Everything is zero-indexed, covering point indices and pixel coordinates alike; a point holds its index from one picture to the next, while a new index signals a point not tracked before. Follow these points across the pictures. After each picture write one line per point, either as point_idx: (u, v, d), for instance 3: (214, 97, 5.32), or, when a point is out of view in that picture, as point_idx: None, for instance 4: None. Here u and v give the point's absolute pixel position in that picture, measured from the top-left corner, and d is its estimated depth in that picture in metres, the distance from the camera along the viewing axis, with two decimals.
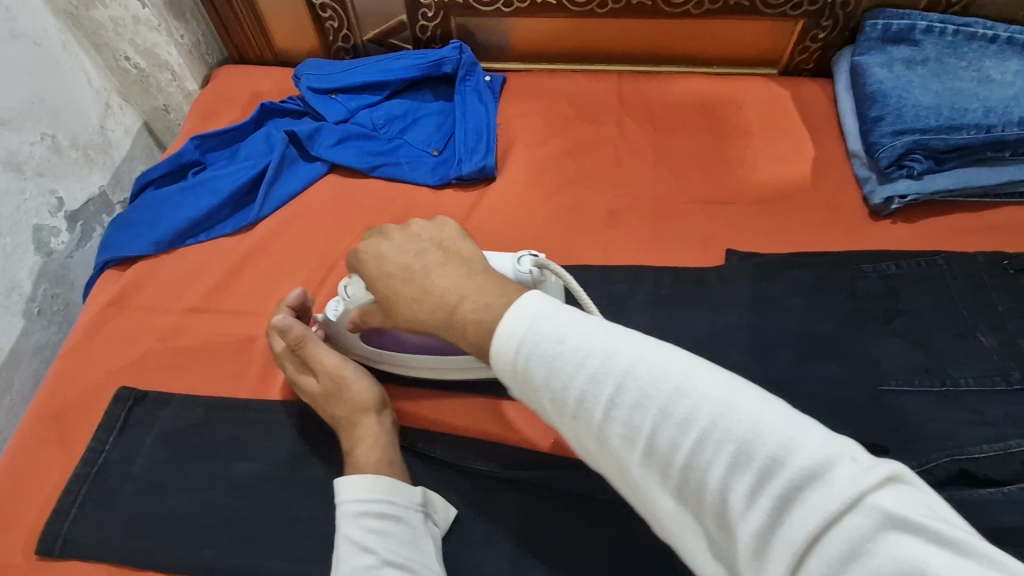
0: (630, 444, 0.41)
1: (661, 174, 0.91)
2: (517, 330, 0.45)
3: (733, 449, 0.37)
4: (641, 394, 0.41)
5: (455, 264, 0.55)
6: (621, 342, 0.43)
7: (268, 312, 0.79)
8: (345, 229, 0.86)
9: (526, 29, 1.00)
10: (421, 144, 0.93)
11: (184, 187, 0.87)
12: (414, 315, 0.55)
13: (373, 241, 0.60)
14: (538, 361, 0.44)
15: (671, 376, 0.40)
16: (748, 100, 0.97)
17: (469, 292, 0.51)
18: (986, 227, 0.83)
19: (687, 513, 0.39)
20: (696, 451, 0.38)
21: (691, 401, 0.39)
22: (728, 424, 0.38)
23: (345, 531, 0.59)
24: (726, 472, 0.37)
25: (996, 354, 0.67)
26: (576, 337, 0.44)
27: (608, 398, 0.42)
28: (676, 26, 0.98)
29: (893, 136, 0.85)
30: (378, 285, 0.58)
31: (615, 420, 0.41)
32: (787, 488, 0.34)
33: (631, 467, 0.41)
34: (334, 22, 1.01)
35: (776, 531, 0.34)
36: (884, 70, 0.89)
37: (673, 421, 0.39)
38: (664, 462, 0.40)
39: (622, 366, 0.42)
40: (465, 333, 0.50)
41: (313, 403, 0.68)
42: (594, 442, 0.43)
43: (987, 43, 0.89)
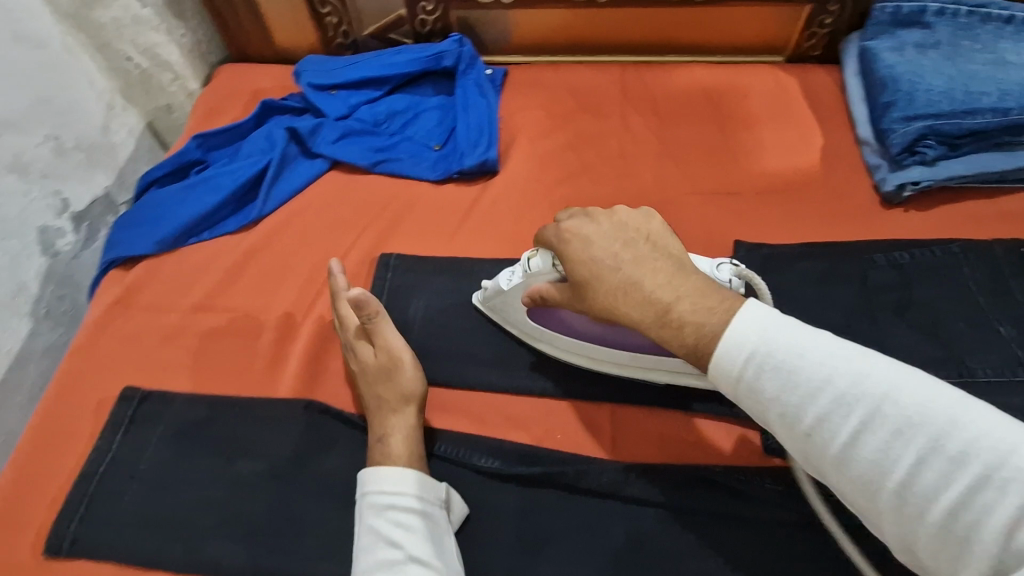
0: (881, 472, 0.40)
1: (666, 166, 0.89)
2: (752, 343, 0.45)
3: (1018, 487, 0.36)
4: (900, 425, 0.40)
5: (661, 260, 0.53)
6: (873, 366, 0.42)
7: (270, 310, 0.79)
8: (346, 226, 0.85)
9: (527, 21, 0.99)
10: (423, 139, 0.92)
11: (186, 186, 0.87)
12: (613, 307, 0.52)
13: (576, 225, 0.57)
14: (776, 378, 0.44)
15: (938, 407, 0.39)
16: (755, 89, 0.95)
17: (686, 293, 0.50)
18: (1001, 214, 0.80)
19: (947, 549, 0.38)
20: (965, 488, 0.37)
21: (962, 436, 0.38)
22: (1009, 463, 0.36)
23: (371, 522, 0.59)
24: (1004, 514, 0.36)
25: (1014, 342, 0.67)
26: (819, 358, 0.43)
27: (857, 423, 0.41)
28: (679, 15, 0.96)
29: (905, 122, 0.82)
30: (573, 268, 0.55)
31: (866, 445, 0.41)
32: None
33: (881, 494, 0.41)
34: (333, 18, 1.01)
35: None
36: (895, 55, 0.87)
37: (941, 453, 0.39)
38: (923, 494, 0.39)
39: (880, 393, 0.41)
40: (679, 333, 0.49)
41: (360, 372, 0.69)
42: (832, 466, 0.43)
43: (1003, 24, 0.86)
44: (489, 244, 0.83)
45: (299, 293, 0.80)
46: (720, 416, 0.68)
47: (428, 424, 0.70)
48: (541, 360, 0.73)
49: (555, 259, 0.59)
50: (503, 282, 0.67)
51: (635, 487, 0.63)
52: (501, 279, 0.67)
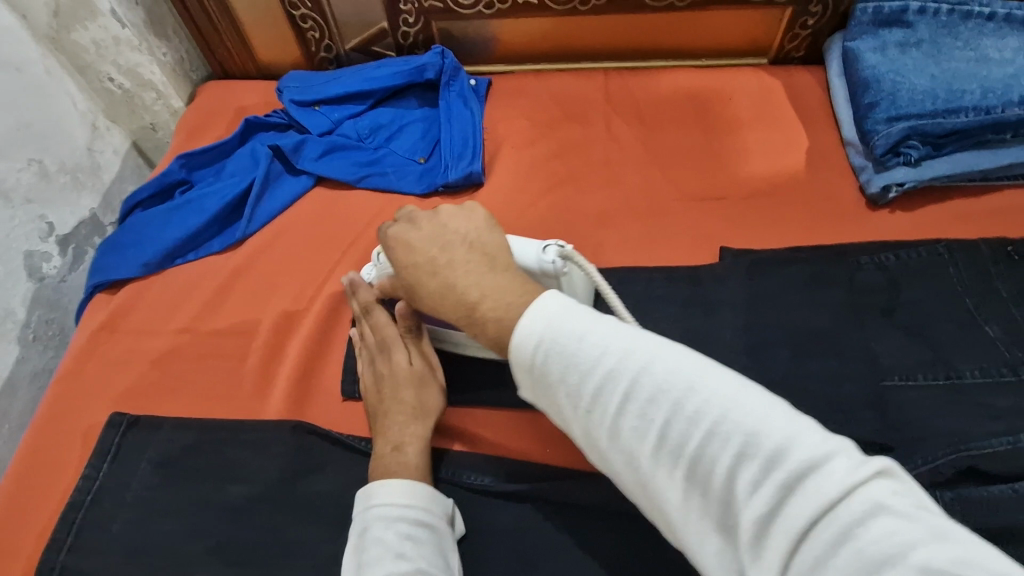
0: (641, 440, 0.41)
1: (651, 172, 0.89)
2: (537, 326, 0.45)
3: (739, 441, 0.37)
4: (654, 393, 0.41)
5: (478, 259, 0.53)
6: (635, 339, 0.43)
7: (257, 331, 0.78)
8: (333, 243, 0.85)
9: (509, 31, 0.99)
10: (407, 152, 0.92)
11: (171, 207, 0.86)
12: (436, 306, 0.54)
13: (400, 229, 0.58)
14: (555, 360, 0.44)
15: (683, 373, 0.41)
16: (739, 92, 0.95)
17: (492, 289, 0.50)
18: (986, 212, 0.80)
19: (694, 507, 0.39)
20: (704, 445, 0.39)
21: (700, 398, 0.40)
22: (734, 420, 0.38)
23: (381, 534, 0.57)
24: (732, 465, 0.37)
25: (1001, 343, 0.66)
26: (593, 336, 0.43)
27: (620, 394, 0.42)
28: (660, 21, 0.96)
29: (888, 123, 0.82)
30: (402, 272, 0.56)
31: (630, 415, 0.41)
32: (795, 478, 0.35)
33: (642, 462, 0.41)
34: (315, 33, 1.00)
35: (771, 514, 0.36)
36: (877, 55, 0.87)
37: (684, 417, 0.40)
38: (676, 456, 0.39)
39: (639, 364, 0.42)
40: (484, 330, 0.49)
41: (390, 374, 0.68)
42: (604, 438, 0.43)
43: (985, 21, 0.86)
44: None
45: (286, 313, 0.79)
46: None
47: None
48: None
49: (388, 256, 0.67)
50: (366, 273, 0.75)
51: (621, 500, 0.61)
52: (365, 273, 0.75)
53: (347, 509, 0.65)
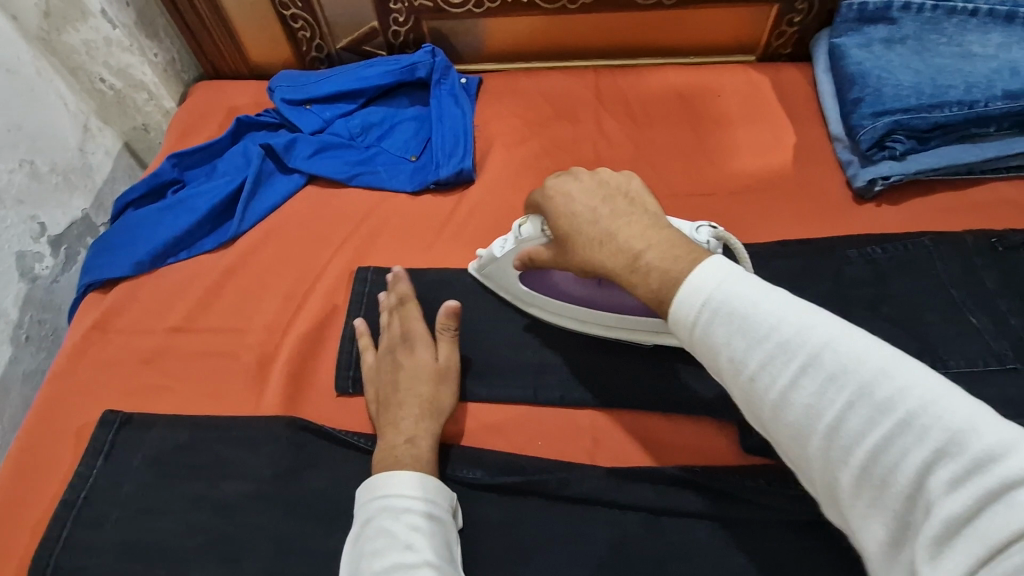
0: (813, 417, 0.40)
1: (641, 168, 0.90)
2: (709, 290, 0.45)
3: (933, 435, 0.35)
4: (837, 372, 0.39)
5: (641, 214, 0.54)
6: (822, 319, 0.42)
7: (250, 328, 0.78)
8: (325, 242, 0.85)
9: (500, 29, 1.00)
10: (399, 150, 0.92)
11: (164, 206, 0.87)
12: (595, 256, 0.55)
13: (563, 180, 0.60)
14: (724, 324, 0.44)
15: (876, 359, 0.38)
16: (727, 89, 0.96)
17: (655, 241, 0.51)
18: (972, 204, 0.81)
19: (865, 496, 0.37)
20: (890, 433, 0.36)
21: (892, 384, 0.37)
22: (930, 414, 0.36)
23: (388, 525, 0.57)
24: (922, 459, 0.35)
25: (986, 333, 0.68)
26: (773, 309, 0.43)
27: (798, 368, 0.41)
28: (649, 19, 0.97)
29: (874, 118, 0.83)
30: (559, 222, 0.58)
31: (803, 390, 0.40)
32: (1001, 487, 0.32)
33: (811, 440, 0.40)
34: (306, 32, 1.01)
35: (967, 519, 0.32)
36: (863, 51, 0.88)
37: (870, 401, 0.38)
38: (852, 439, 0.38)
39: (822, 342, 0.40)
40: (646, 280, 0.50)
41: (411, 369, 0.69)
42: (769, 413, 0.42)
43: (968, 17, 0.88)
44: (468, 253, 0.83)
45: (278, 310, 0.80)
46: (693, 416, 0.68)
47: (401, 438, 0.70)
48: (521, 368, 0.73)
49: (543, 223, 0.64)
50: (496, 249, 0.72)
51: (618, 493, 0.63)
52: (494, 247, 0.72)
53: (340, 505, 0.65)
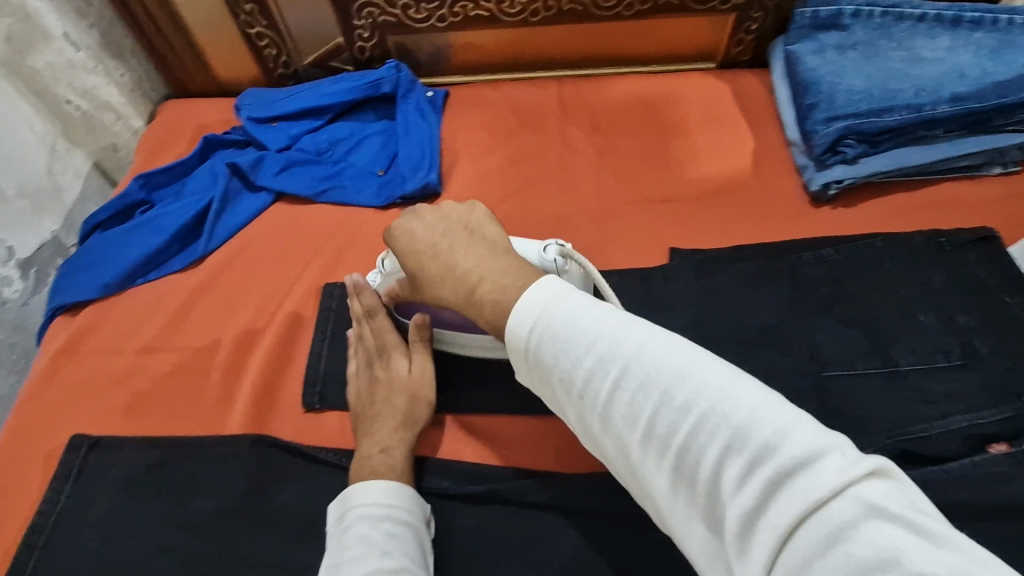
0: (631, 425, 0.42)
1: (604, 177, 0.91)
2: (533, 313, 0.48)
3: (725, 433, 0.38)
4: (645, 380, 0.42)
5: (479, 244, 0.59)
6: (630, 328, 0.45)
7: (219, 347, 0.79)
8: (294, 258, 0.86)
9: (464, 43, 1.01)
10: (366, 165, 0.93)
11: (131, 227, 0.87)
12: (438, 290, 0.60)
13: (406, 218, 0.65)
14: (550, 343, 0.47)
15: (674, 363, 0.42)
16: (688, 96, 0.98)
17: (490, 270, 0.55)
18: (924, 205, 0.84)
19: (681, 498, 0.40)
20: (692, 435, 0.39)
21: (688, 387, 0.41)
22: (722, 412, 0.39)
23: (366, 531, 0.58)
24: (718, 457, 0.38)
25: (935, 330, 0.71)
26: (586, 323, 0.46)
27: (612, 380, 0.43)
28: (609, 30, 0.99)
29: (827, 123, 0.85)
30: (407, 260, 0.62)
31: (619, 400, 0.43)
32: (780, 471, 0.36)
33: (632, 447, 0.42)
34: (272, 50, 1.02)
35: (759, 510, 0.36)
36: (816, 58, 0.90)
37: (673, 406, 0.41)
38: (664, 444, 0.40)
39: (630, 352, 0.43)
40: (482, 310, 0.54)
41: (387, 380, 0.71)
42: (597, 424, 0.45)
43: (916, 22, 0.90)
44: None
45: (247, 328, 0.80)
46: None
47: None
48: (487, 379, 0.74)
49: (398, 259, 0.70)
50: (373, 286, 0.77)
51: (579, 498, 0.64)
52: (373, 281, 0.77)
53: (309, 520, 0.66)
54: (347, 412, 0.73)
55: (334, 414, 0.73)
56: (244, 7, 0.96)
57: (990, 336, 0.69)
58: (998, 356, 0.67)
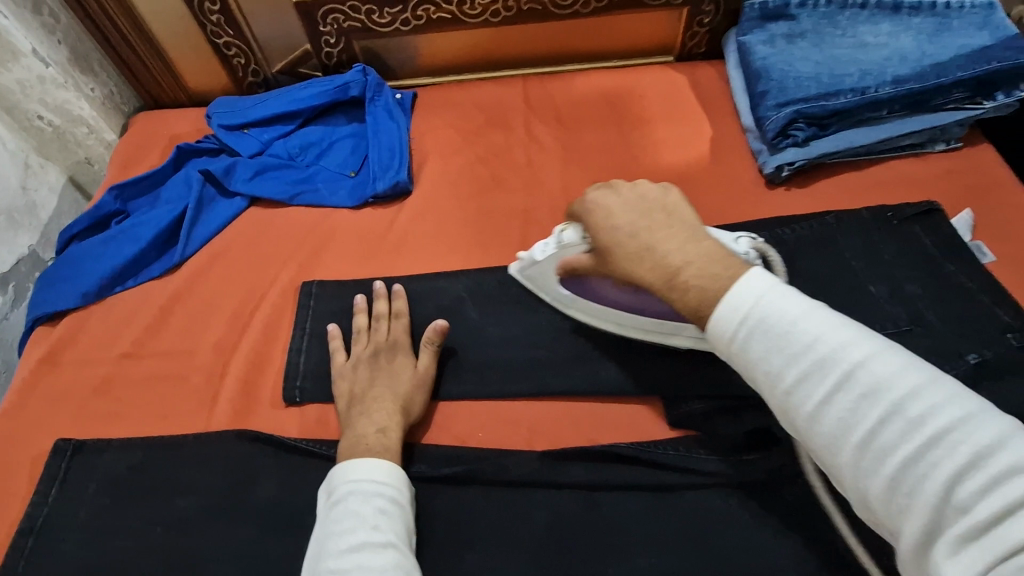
0: (847, 430, 0.45)
1: (569, 167, 0.94)
2: (751, 313, 0.50)
3: (962, 451, 0.41)
4: (873, 392, 0.45)
5: (678, 227, 0.58)
6: (860, 339, 0.47)
7: (198, 349, 0.80)
8: (270, 261, 0.88)
9: (429, 46, 1.04)
10: (338, 167, 0.95)
11: (108, 237, 0.89)
12: (630, 270, 0.58)
13: (595, 191, 0.62)
14: (763, 343, 0.50)
15: (906, 380, 0.44)
16: (648, 88, 1.02)
17: (695, 259, 0.55)
18: (873, 183, 0.88)
19: (895, 502, 0.43)
20: (922, 448, 0.42)
21: (919, 403, 0.43)
22: (960, 432, 0.41)
23: (358, 506, 0.59)
24: (949, 471, 0.41)
25: (882, 300, 0.75)
26: (811, 329, 0.48)
27: (833, 387, 0.46)
28: (569, 27, 1.03)
29: (778, 109, 0.89)
30: (597, 236, 0.61)
31: (837, 406, 0.46)
32: (1020, 495, 0.38)
33: (846, 450, 0.46)
34: (240, 59, 1.04)
35: (989, 524, 0.38)
36: (766, 47, 0.94)
37: (904, 417, 0.43)
38: (883, 451, 0.44)
39: (857, 363, 0.46)
40: (685, 297, 0.54)
41: (390, 371, 0.73)
42: (805, 426, 0.48)
43: (859, 9, 0.94)
44: (410, 261, 0.86)
45: (226, 329, 0.82)
46: (624, 398, 0.72)
47: None
48: (462, 366, 0.76)
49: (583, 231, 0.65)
50: (536, 253, 0.73)
51: (558, 474, 0.67)
52: (533, 252, 0.73)
53: (292, 510, 0.68)
54: (326, 404, 0.75)
55: (313, 407, 0.75)
56: (210, 17, 0.98)
57: (932, 305, 0.74)
58: (940, 322, 0.72)
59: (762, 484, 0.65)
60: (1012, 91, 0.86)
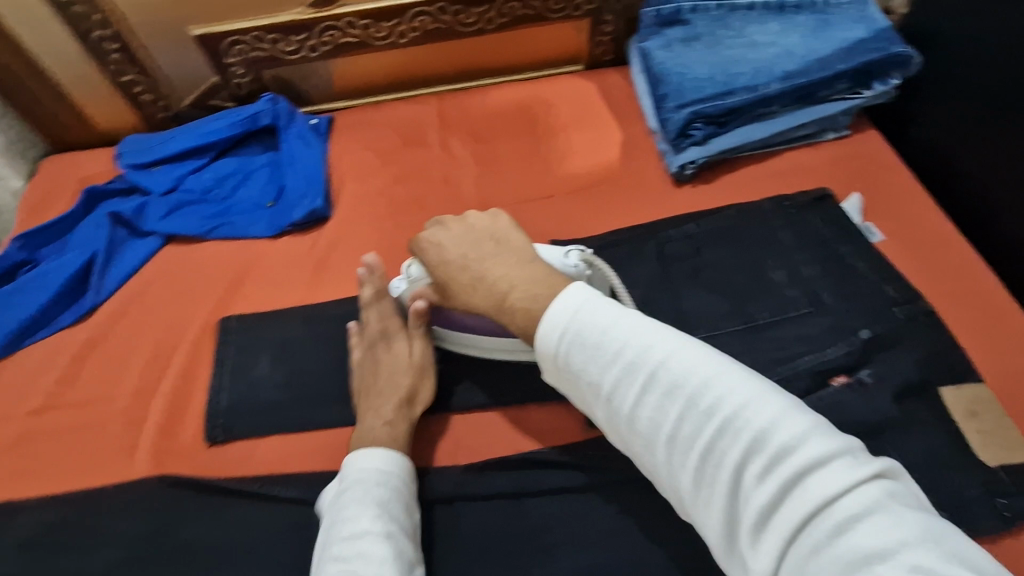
0: (657, 427, 0.49)
1: (485, 181, 0.95)
2: (567, 323, 0.54)
3: (747, 437, 0.45)
4: (673, 388, 0.48)
5: (502, 254, 0.65)
6: (661, 338, 0.51)
7: (116, 396, 0.78)
8: (189, 298, 0.86)
9: (340, 70, 1.04)
10: (255, 198, 0.95)
11: (14, 288, 0.86)
12: (469, 299, 0.65)
13: (430, 231, 0.70)
14: (582, 352, 0.53)
15: (700, 374, 0.48)
16: (559, 98, 1.05)
17: (519, 280, 0.61)
18: (771, 174, 0.93)
19: (701, 492, 0.47)
20: (715, 438, 0.46)
21: (710, 395, 0.47)
22: (745, 419, 0.45)
23: (365, 494, 0.62)
24: (739, 459, 0.44)
25: (782, 286, 0.79)
26: (619, 335, 0.52)
27: (642, 387, 0.50)
28: (477, 43, 1.05)
29: (678, 110, 0.93)
30: (438, 273, 0.68)
31: (646, 406, 0.50)
32: (793, 475, 0.42)
33: (658, 446, 0.49)
34: (148, 95, 1.02)
35: (775, 506, 0.42)
36: (664, 51, 0.98)
37: (699, 411, 0.47)
38: (686, 444, 0.47)
39: (658, 362, 0.50)
40: (513, 317, 0.60)
41: (390, 360, 0.74)
42: (623, 425, 0.52)
43: (748, 11, 0.99)
44: (331, 287, 0.86)
45: (144, 373, 0.80)
46: (546, 404, 0.74)
47: (281, 472, 0.72)
48: None
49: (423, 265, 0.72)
50: (394, 290, 0.79)
51: (485, 484, 0.68)
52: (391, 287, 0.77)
53: (218, 550, 0.67)
54: (251, 439, 0.74)
55: (238, 444, 0.74)
56: (111, 56, 0.97)
57: (828, 286, 0.78)
58: (835, 301, 0.77)
59: None
60: (887, 79, 0.92)
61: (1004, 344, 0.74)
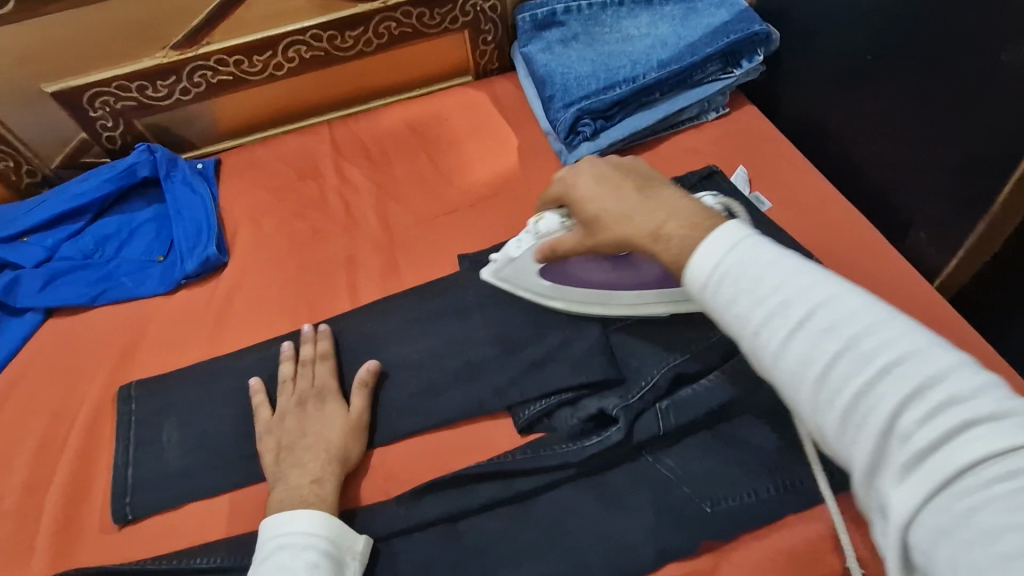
0: (803, 367, 0.43)
1: (386, 204, 0.94)
2: (714, 255, 0.49)
3: (914, 382, 0.38)
4: (831, 328, 0.42)
5: (663, 189, 0.60)
6: (822, 278, 0.45)
7: (4, 495, 0.71)
8: (79, 374, 0.80)
9: (220, 110, 1.00)
10: (143, 255, 0.89)
11: None
12: (619, 230, 0.59)
13: (574, 172, 0.65)
14: (726, 286, 0.48)
15: (866, 315, 0.42)
16: (452, 111, 1.04)
17: (676, 213, 0.56)
18: (662, 160, 0.96)
19: (846, 436, 0.41)
20: (875, 380, 0.40)
21: (875, 336, 0.41)
22: (911, 363, 0.39)
23: (287, 560, 0.58)
24: (900, 403, 0.38)
25: None
26: (769, 272, 0.46)
27: (794, 321, 0.44)
28: (360, 67, 1.03)
29: (565, 109, 0.95)
30: (584, 209, 0.62)
31: (794, 343, 0.43)
32: (958, 424, 0.36)
33: (801, 387, 0.43)
34: (8, 162, 0.94)
35: (935, 454, 0.36)
36: (546, 54, 1.00)
37: (859, 352, 0.41)
38: (834, 384, 0.41)
39: (818, 298, 0.44)
40: (668, 245, 0.55)
41: (322, 419, 0.70)
42: (764, 363, 0.46)
43: (618, 6, 1.02)
44: (236, 337, 0.82)
45: (34, 463, 0.73)
46: (474, 418, 0.73)
47: (201, 542, 0.67)
48: None
49: (564, 213, 0.66)
50: (512, 251, 0.70)
51: (425, 511, 0.66)
52: (508, 249, 0.70)
53: None
54: (163, 515, 0.69)
55: (149, 522, 0.69)
56: None
57: None
58: None
59: (604, 466, 0.67)
60: (753, 56, 0.97)
61: (890, 285, 0.80)
